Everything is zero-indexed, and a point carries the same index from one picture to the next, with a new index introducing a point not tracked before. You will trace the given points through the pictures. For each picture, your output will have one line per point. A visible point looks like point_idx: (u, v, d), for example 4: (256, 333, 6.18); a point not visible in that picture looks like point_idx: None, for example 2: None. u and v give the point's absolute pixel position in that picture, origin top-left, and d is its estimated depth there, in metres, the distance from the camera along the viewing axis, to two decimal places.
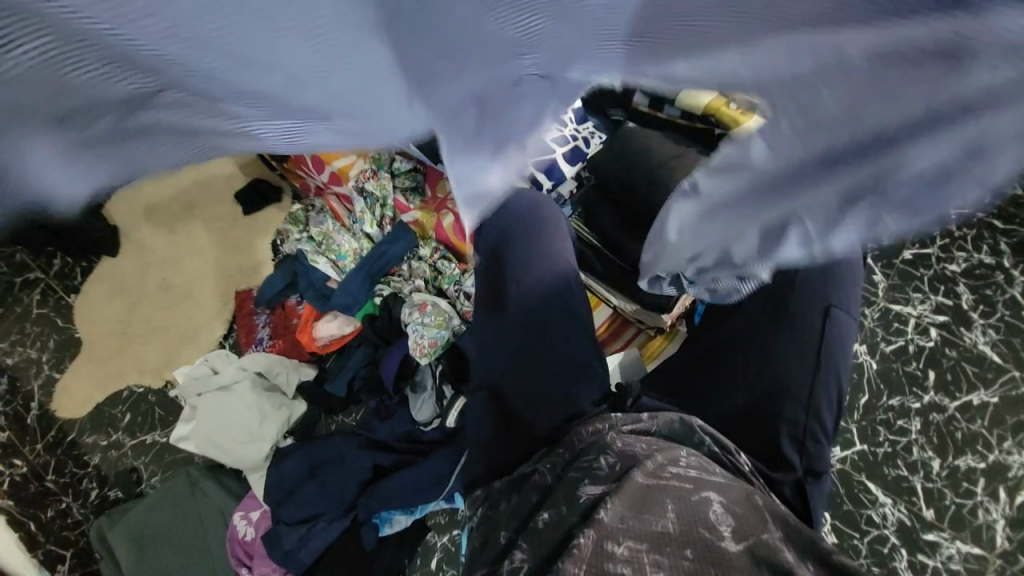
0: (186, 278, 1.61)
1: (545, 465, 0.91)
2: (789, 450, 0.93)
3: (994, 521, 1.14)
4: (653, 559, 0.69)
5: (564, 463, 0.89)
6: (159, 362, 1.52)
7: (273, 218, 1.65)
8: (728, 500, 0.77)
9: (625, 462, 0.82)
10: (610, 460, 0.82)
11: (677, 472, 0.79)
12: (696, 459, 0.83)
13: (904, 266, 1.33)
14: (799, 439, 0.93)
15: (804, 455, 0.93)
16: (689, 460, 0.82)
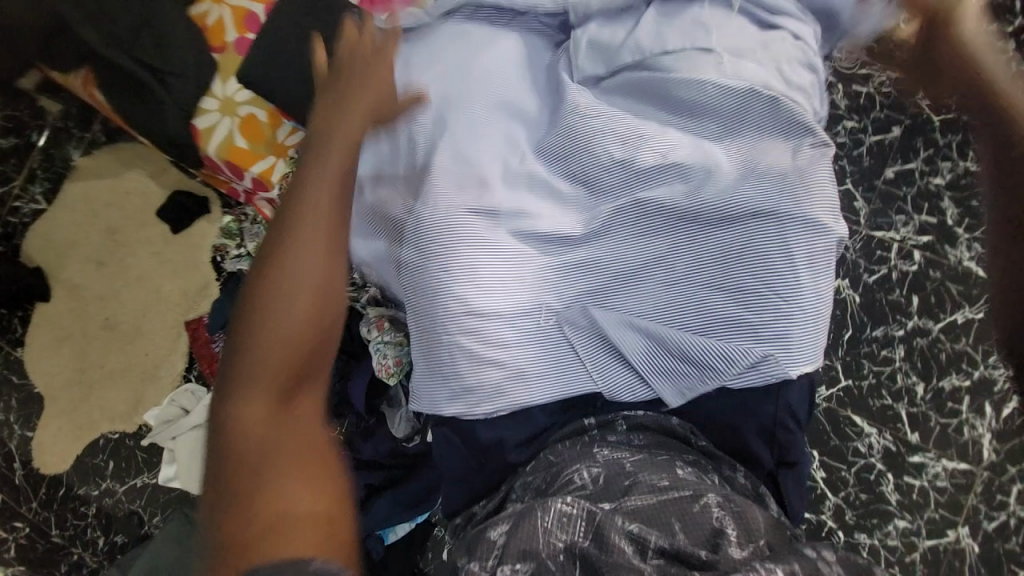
0: (134, 312, 1.51)
1: (525, 487, 0.70)
2: (756, 445, 0.76)
3: (979, 435, 1.17)
4: (657, 547, 0.57)
5: (542, 485, 0.69)
6: (128, 405, 1.46)
7: (205, 232, 1.50)
8: (727, 500, 0.61)
9: (609, 473, 0.67)
10: (592, 471, 0.67)
11: (659, 483, 0.64)
12: (687, 466, 0.68)
13: (887, 187, 1.27)
14: (768, 437, 0.76)
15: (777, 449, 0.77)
16: (684, 471, 0.67)
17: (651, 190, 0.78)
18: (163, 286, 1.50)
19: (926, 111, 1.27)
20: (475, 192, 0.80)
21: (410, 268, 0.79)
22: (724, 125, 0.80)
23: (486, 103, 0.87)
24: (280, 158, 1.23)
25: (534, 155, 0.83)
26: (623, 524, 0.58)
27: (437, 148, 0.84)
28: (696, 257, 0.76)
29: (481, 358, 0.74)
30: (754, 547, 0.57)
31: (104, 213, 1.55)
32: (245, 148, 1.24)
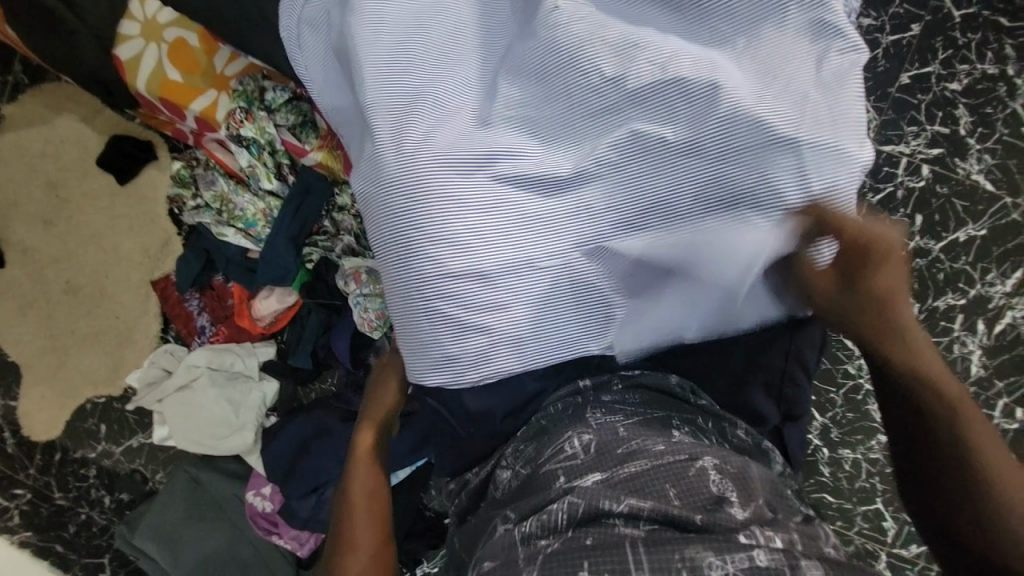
0: (95, 273, 1.41)
1: (519, 456, 0.67)
2: (758, 399, 0.72)
3: (969, 352, 1.18)
4: (649, 517, 0.52)
5: (534, 454, 0.65)
6: (108, 369, 1.42)
7: (156, 182, 1.37)
8: (723, 463, 0.57)
9: (604, 442, 0.61)
10: (586, 439, 0.62)
11: (655, 448, 0.59)
12: (684, 427, 0.63)
13: (902, 95, 1.17)
14: (773, 392, 0.72)
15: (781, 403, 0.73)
16: (681, 434, 0.62)
17: (660, 115, 0.65)
18: (122, 243, 1.39)
19: (947, 6, 1.16)
20: (452, 133, 0.68)
21: (381, 225, 0.69)
22: (744, 26, 0.67)
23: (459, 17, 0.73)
24: (222, 92, 1.08)
25: (519, 79, 0.69)
26: (615, 504, 0.53)
27: (399, 73, 0.71)
28: (709, 191, 0.64)
29: (465, 324, 0.65)
30: (752, 508, 0.53)
31: (40, 166, 1.40)
32: (179, 82, 1.08)
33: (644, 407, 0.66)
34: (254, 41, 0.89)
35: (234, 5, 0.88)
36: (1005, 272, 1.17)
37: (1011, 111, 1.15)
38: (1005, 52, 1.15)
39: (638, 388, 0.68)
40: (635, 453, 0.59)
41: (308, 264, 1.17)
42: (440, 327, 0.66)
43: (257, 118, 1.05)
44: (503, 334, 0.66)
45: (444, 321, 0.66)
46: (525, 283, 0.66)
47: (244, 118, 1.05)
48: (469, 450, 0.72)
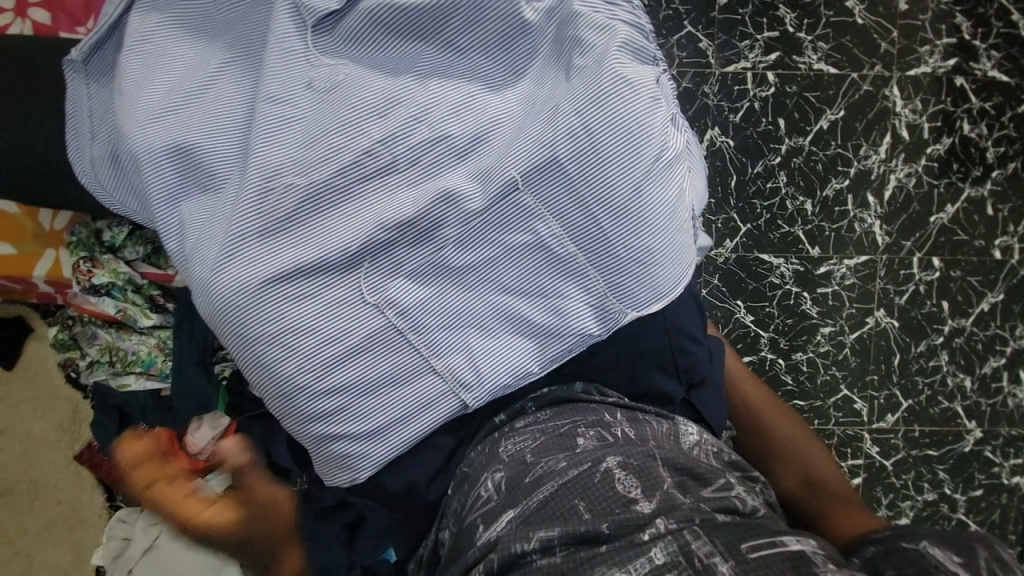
0: (16, 468, 1.30)
1: (448, 513, 0.64)
2: (659, 378, 0.70)
3: (870, 225, 1.23)
4: (562, 543, 0.53)
5: (460, 509, 0.63)
6: (71, 556, 1.31)
7: (43, 355, 1.29)
8: (625, 459, 0.58)
9: (513, 475, 0.60)
10: (497, 477, 0.61)
11: (558, 466, 0.59)
12: (589, 431, 0.62)
13: (725, 15, 1.19)
14: (669, 368, 0.71)
15: (682, 373, 0.72)
16: (586, 439, 0.61)
17: (467, 144, 0.63)
18: (32, 427, 1.30)
19: None
20: (252, 227, 0.60)
21: (228, 351, 0.63)
22: (511, 22, 0.63)
23: (235, 101, 0.66)
24: (60, 248, 1.01)
25: (310, 147, 0.61)
26: (525, 545, 0.53)
27: (196, 186, 0.66)
28: (544, 201, 0.63)
29: (350, 414, 0.62)
30: (654, 496, 0.54)
31: None
32: (11, 254, 1.00)
33: (552, 419, 0.65)
34: (64, 194, 0.84)
35: (26, 169, 0.82)
36: (875, 142, 1.22)
37: None
38: None
39: (545, 403, 0.68)
40: (543, 478, 0.58)
41: (223, 382, 1.11)
42: (327, 426, 0.62)
43: (105, 261, 0.99)
44: (391, 409, 0.63)
45: (329, 420, 0.62)
46: (395, 352, 0.62)
47: (91, 268, 0.98)
48: (412, 527, 0.71)
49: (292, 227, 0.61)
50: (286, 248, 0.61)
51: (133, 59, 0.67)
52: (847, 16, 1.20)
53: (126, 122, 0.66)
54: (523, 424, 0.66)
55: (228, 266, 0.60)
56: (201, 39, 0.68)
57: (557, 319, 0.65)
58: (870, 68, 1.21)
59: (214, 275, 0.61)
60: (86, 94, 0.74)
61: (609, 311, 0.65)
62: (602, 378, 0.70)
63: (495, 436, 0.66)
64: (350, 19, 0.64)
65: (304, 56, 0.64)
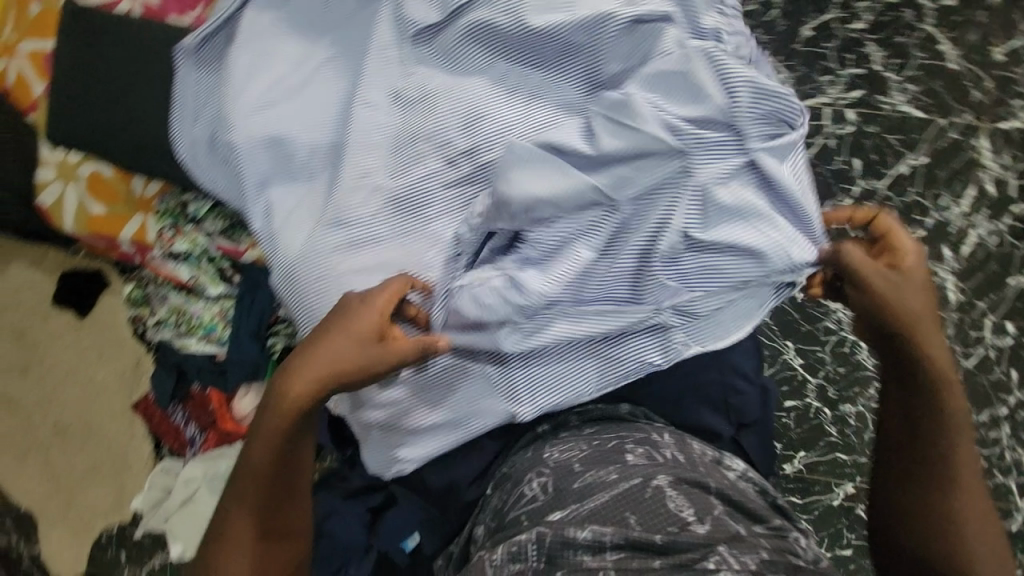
0: (79, 408, 1.41)
1: (487, 509, 0.66)
2: (711, 413, 0.71)
3: (943, 279, 1.17)
4: (615, 544, 0.52)
5: (500, 506, 0.64)
6: (114, 498, 1.40)
7: (113, 307, 1.39)
8: (677, 478, 0.58)
9: (561, 479, 0.61)
10: (543, 480, 0.61)
11: (608, 478, 0.59)
12: (637, 447, 0.62)
13: (808, 48, 1.16)
14: (720, 405, 0.70)
15: (734, 412, 0.71)
16: (634, 455, 0.61)
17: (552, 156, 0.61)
18: (96, 373, 1.40)
19: None
20: (339, 223, 0.65)
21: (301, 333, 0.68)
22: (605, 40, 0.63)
23: (329, 96, 0.70)
24: (147, 213, 1.09)
25: (396, 152, 0.65)
26: (579, 532, 0.53)
27: (284, 177, 0.70)
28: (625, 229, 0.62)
29: (413, 403, 0.66)
30: (706, 517, 0.54)
31: (3, 318, 1.43)
32: (103, 214, 1.09)
33: (598, 433, 0.65)
34: (158, 165, 0.91)
35: (130, 140, 0.89)
36: (958, 193, 1.16)
37: (920, 35, 1.15)
38: None
39: (588, 419, 0.68)
40: (593, 486, 0.58)
41: (271, 356, 1.16)
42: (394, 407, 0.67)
43: (187, 231, 1.07)
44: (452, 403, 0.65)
45: (398, 401, 0.66)
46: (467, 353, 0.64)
47: (175, 234, 1.07)
48: (447, 524, 0.72)
49: (372, 226, 0.65)
50: (366, 240, 0.64)
51: (246, 47, 0.72)
52: (940, 60, 1.15)
53: (230, 112, 0.71)
54: (568, 436, 0.66)
55: (313, 257, 0.65)
56: (304, 36, 0.73)
57: (626, 343, 0.64)
58: (959, 115, 1.15)
59: (298, 263, 0.66)
60: (198, 77, 0.80)
61: (675, 334, 0.64)
62: (652, 407, 0.70)
63: (542, 444, 0.67)
64: (450, 32, 0.66)
65: (398, 64, 0.67)
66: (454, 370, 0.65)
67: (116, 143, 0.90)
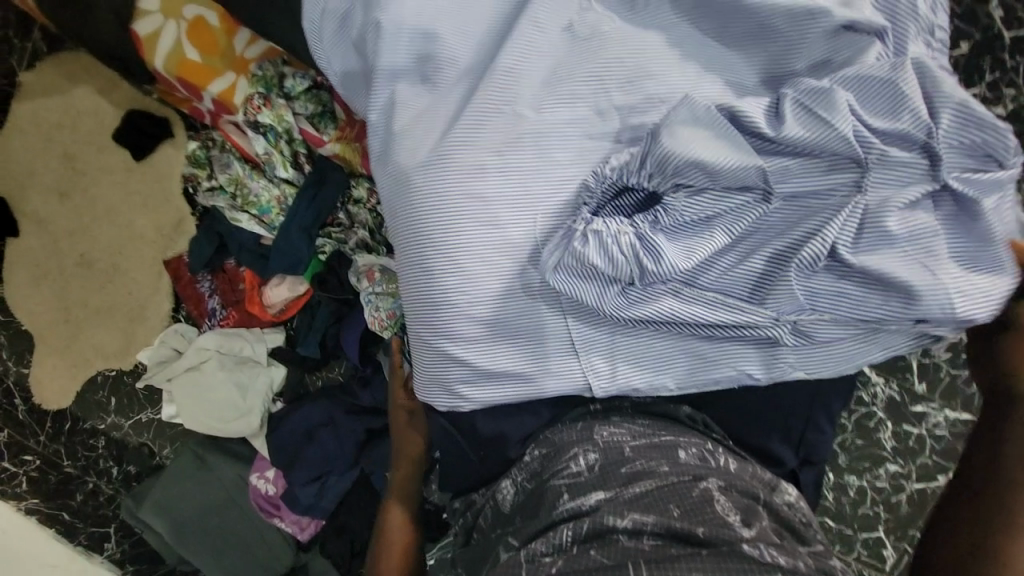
0: (108, 248, 1.40)
1: (526, 470, 0.69)
2: (780, 446, 0.71)
3: None
4: (653, 529, 0.54)
5: (541, 469, 0.67)
6: (120, 344, 1.40)
7: (171, 160, 1.36)
8: (726, 484, 0.59)
9: (608, 461, 0.63)
10: (591, 457, 0.64)
11: (658, 469, 0.60)
12: (692, 449, 0.64)
13: None
14: (794, 439, 0.71)
15: (801, 450, 0.72)
16: (687, 455, 0.63)
17: (717, 129, 0.60)
18: (135, 219, 1.38)
19: (999, 23, 1.09)
20: (471, 143, 0.64)
21: (402, 240, 0.68)
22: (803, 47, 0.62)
23: (487, 8, 0.68)
24: (240, 75, 1.05)
25: (548, 88, 0.65)
26: (618, 519, 0.55)
27: (419, 83, 0.69)
28: (759, 235, 0.63)
29: (494, 337, 0.66)
30: (753, 521, 0.54)
31: (57, 137, 1.40)
32: (196, 61, 1.05)
33: (654, 428, 0.67)
34: (268, 24, 0.85)
35: None
36: None
37: None
38: None
39: (646, 413, 0.69)
40: (639, 473, 0.60)
41: (317, 255, 1.15)
42: (475, 338, 0.66)
43: (275, 104, 1.03)
44: (534, 347, 0.66)
45: (480, 333, 0.66)
46: (560, 303, 0.65)
47: (262, 104, 1.02)
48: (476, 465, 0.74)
49: (505, 156, 0.64)
50: (496, 165, 0.64)
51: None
52: None
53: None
54: (622, 422, 0.68)
55: (438, 170, 0.65)
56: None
57: (724, 346, 0.65)
58: None
59: (421, 172, 0.65)
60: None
61: (777, 361, 0.65)
62: (715, 416, 0.71)
63: (595, 422, 0.68)
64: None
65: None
66: (548, 315, 0.65)
67: None
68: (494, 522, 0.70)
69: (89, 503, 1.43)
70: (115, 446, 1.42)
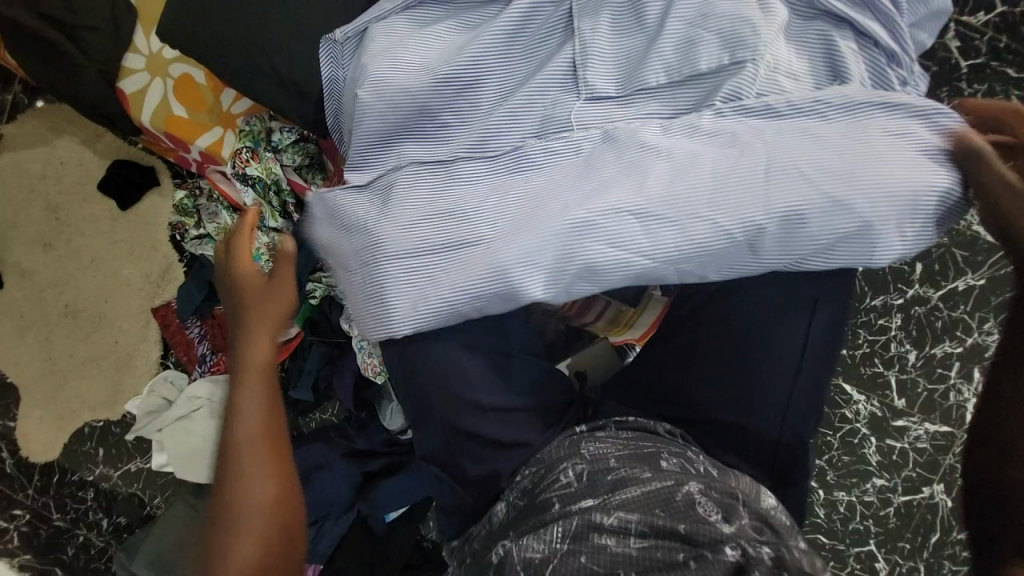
0: (95, 297, 1.39)
1: (514, 489, 0.77)
2: (760, 468, 0.79)
3: (964, 400, 1.20)
4: (638, 530, 0.63)
5: (533, 485, 0.75)
6: (107, 394, 1.38)
7: (159, 208, 1.37)
8: (706, 486, 0.67)
9: (592, 471, 0.71)
10: (578, 469, 0.72)
11: (641, 476, 0.69)
12: (672, 458, 0.72)
13: None
14: (768, 462, 0.78)
15: (780, 471, 0.79)
16: (668, 463, 0.71)
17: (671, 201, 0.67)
18: (121, 268, 1.38)
19: (955, 55, 1.16)
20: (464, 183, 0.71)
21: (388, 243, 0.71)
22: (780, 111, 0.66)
23: (490, 91, 0.71)
24: (228, 129, 1.08)
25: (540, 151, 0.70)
26: (605, 519, 0.64)
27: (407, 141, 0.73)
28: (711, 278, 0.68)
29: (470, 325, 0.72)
30: (731, 518, 0.62)
31: (40, 188, 1.40)
32: (183, 117, 1.08)
33: (635, 440, 0.76)
34: (247, 82, 0.86)
35: (235, 49, 0.85)
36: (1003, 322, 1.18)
37: None
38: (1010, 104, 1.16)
39: (624, 421, 0.80)
40: (623, 481, 0.68)
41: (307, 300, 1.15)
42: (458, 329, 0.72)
43: (264, 158, 1.05)
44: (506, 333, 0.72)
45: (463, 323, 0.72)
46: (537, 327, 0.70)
47: (250, 158, 1.04)
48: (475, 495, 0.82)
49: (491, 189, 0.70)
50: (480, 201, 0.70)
51: (408, 43, 0.72)
52: None
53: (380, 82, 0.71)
54: (606, 436, 0.77)
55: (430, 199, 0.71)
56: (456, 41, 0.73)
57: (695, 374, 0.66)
58: None
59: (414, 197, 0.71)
60: (342, 75, 0.80)
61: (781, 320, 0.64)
62: (691, 431, 0.80)
63: (586, 435, 0.79)
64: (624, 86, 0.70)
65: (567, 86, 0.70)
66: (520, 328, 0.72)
67: (224, 50, 0.85)
68: (495, 533, 0.76)
69: (77, 557, 1.40)
70: (104, 498, 1.39)
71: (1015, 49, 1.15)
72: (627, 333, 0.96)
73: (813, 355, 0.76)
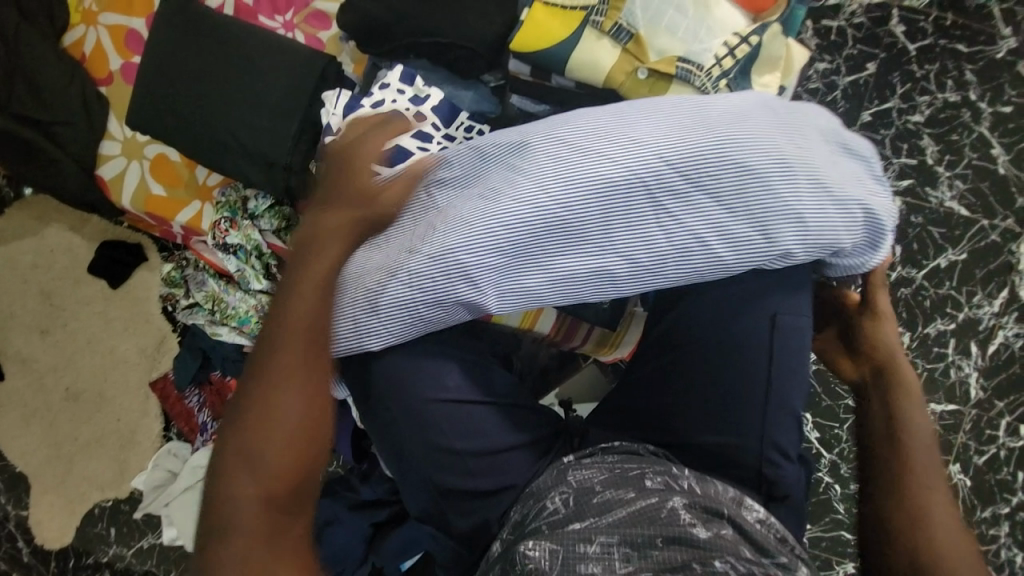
0: (93, 377, 1.40)
1: (506, 523, 0.74)
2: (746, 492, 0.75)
3: (966, 374, 1.19)
4: (622, 554, 0.63)
5: (522, 518, 0.72)
6: (113, 472, 1.39)
7: (149, 282, 1.40)
8: (689, 501, 0.68)
9: (580, 496, 0.70)
10: (564, 496, 0.71)
11: (627, 497, 0.68)
12: (657, 477, 0.71)
13: (865, 131, 1.20)
14: (751, 480, 0.75)
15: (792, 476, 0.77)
16: (653, 483, 0.70)
17: None
18: (116, 345, 1.40)
19: (901, 40, 1.20)
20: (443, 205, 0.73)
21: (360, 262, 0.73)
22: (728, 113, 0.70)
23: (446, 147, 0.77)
24: (206, 202, 1.11)
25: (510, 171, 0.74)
26: (590, 546, 0.63)
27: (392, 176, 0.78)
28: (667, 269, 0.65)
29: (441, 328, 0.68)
30: (714, 530, 0.64)
31: (33, 277, 1.43)
32: (162, 195, 1.11)
33: (621, 462, 0.73)
34: (213, 156, 0.89)
35: (205, 128, 0.88)
36: (991, 293, 1.19)
37: (975, 136, 1.19)
38: (964, 79, 1.19)
39: (606, 445, 0.77)
40: (611, 504, 0.68)
41: None
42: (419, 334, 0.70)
43: (242, 225, 1.07)
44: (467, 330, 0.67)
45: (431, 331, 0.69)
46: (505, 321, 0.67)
47: (228, 228, 1.07)
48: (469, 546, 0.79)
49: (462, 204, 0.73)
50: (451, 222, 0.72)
51: (366, 117, 0.76)
52: (993, 162, 1.18)
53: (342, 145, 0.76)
54: (590, 461, 0.75)
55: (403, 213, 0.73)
56: (410, 110, 0.77)
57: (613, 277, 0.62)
58: (1003, 219, 1.18)
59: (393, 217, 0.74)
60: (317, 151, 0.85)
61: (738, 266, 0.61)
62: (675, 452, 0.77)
63: (564, 462, 0.77)
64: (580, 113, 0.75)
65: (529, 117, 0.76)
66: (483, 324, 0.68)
67: (193, 130, 0.88)
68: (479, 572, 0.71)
69: None
70: None
71: (961, 26, 1.19)
72: (614, 352, 0.98)
73: (783, 352, 0.73)
